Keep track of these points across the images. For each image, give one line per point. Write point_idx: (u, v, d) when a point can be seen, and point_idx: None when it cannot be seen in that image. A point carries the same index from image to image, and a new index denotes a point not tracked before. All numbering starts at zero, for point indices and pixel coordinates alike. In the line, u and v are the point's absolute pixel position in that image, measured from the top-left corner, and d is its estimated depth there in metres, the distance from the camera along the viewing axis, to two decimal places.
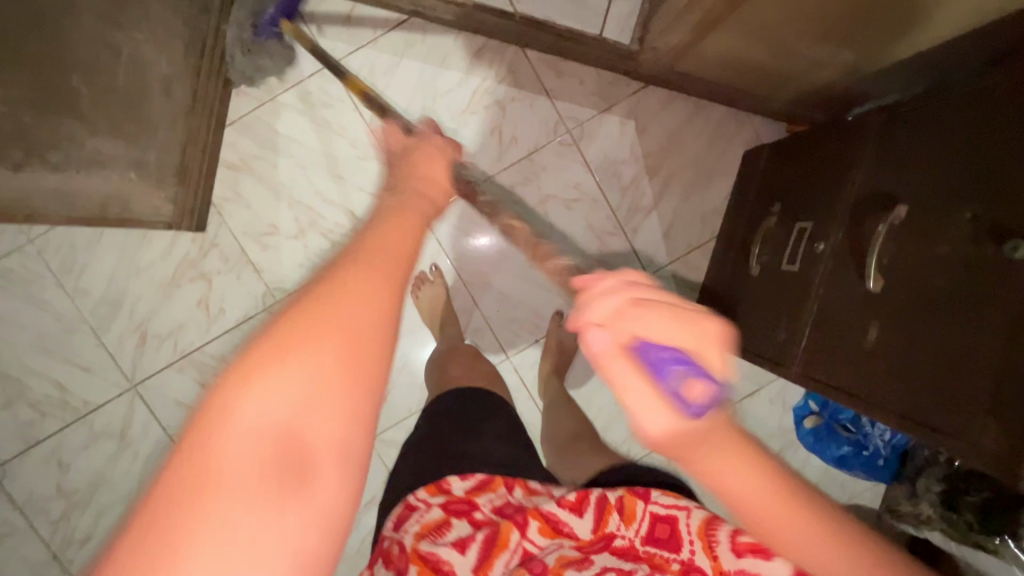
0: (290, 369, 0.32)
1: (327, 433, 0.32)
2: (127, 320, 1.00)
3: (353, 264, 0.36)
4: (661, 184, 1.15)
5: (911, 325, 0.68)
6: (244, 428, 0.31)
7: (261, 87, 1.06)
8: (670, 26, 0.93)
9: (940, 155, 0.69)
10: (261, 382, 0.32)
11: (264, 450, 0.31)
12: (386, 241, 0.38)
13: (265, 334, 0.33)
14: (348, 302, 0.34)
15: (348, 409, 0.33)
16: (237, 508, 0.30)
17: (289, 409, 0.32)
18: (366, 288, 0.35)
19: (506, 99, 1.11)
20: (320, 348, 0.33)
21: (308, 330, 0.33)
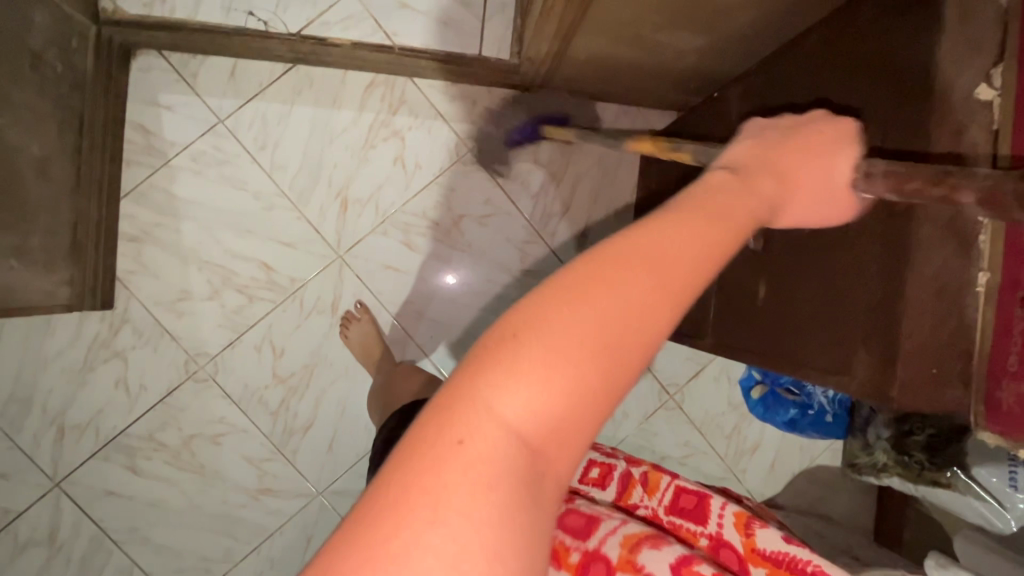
0: (636, 288, 0.32)
1: (629, 380, 0.31)
2: (42, 416, 1.02)
3: (637, 253, 0.33)
4: (570, 188, 1.14)
5: (789, 279, 0.62)
6: (596, 330, 0.31)
7: (151, 154, 1.04)
8: (536, 35, 0.92)
9: (790, 110, 0.67)
10: (605, 294, 0.31)
11: (588, 371, 0.30)
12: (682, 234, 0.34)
13: (610, 250, 0.33)
14: (620, 292, 0.31)
15: (646, 357, 0.32)
16: (523, 413, 0.30)
17: (609, 337, 0.31)
18: (700, 244, 0.34)
19: (402, 128, 1.09)
20: (669, 276, 0.33)
21: (663, 258, 0.33)
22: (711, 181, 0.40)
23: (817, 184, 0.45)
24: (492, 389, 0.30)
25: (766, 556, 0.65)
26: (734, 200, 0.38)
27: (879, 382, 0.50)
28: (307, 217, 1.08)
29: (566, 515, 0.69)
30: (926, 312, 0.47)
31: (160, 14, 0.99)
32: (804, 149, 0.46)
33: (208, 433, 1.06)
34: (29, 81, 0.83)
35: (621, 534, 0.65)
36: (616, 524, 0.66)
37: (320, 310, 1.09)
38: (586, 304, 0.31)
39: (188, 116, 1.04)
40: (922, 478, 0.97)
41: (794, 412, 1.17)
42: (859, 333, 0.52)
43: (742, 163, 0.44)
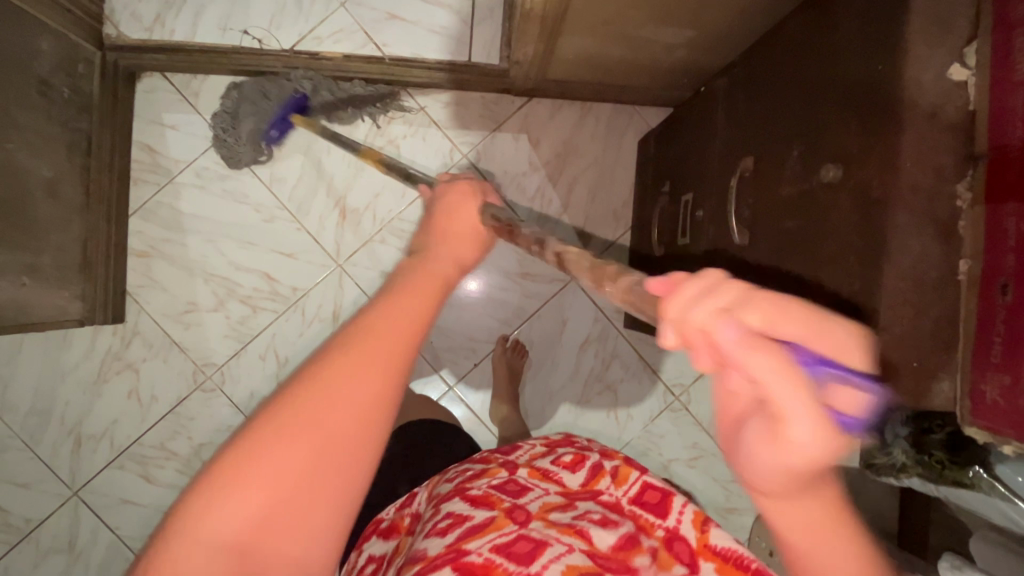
0: (336, 378, 0.34)
1: (347, 467, 0.33)
2: (60, 427, 1.06)
3: (352, 341, 0.35)
4: (566, 189, 1.14)
5: (776, 273, 0.60)
6: (283, 436, 0.32)
7: (158, 172, 1.08)
8: (521, 38, 0.93)
9: (768, 102, 0.64)
10: (292, 394, 0.34)
11: (285, 467, 0.32)
12: (391, 318, 0.37)
13: (339, 339, 0.36)
14: (334, 381, 0.34)
15: (365, 443, 0.34)
16: (229, 521, 0.31)
17: (319, 426, 0.33)
18: (410, 326, 0.37)
19: (397, 137, 1.10)
20: (356, 360, 0.35)
21: (366, 335, 0.35)
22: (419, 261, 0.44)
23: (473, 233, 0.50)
24: (201, 504, 0.31)
25: (717, 551, 0.64)
26: (429, 282, 0.41)
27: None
28: (307, 227, 1.10)
29: (513, 541, 0.59)
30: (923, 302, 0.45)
31: (161, 37, 1.02)
32: (446, 220, 0.51)
33: (216, 442, 1.09)
34: (36, 105, 0.87)
35: (565, 565, 0.56)
36: (562, 551, 0.58)
37: (322, 318, 1.11)
38: (294, 403, 0.33)
39: (192, 134, 1.08)
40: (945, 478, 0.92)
41: None
42: None
43: (419, 251, 0.46)
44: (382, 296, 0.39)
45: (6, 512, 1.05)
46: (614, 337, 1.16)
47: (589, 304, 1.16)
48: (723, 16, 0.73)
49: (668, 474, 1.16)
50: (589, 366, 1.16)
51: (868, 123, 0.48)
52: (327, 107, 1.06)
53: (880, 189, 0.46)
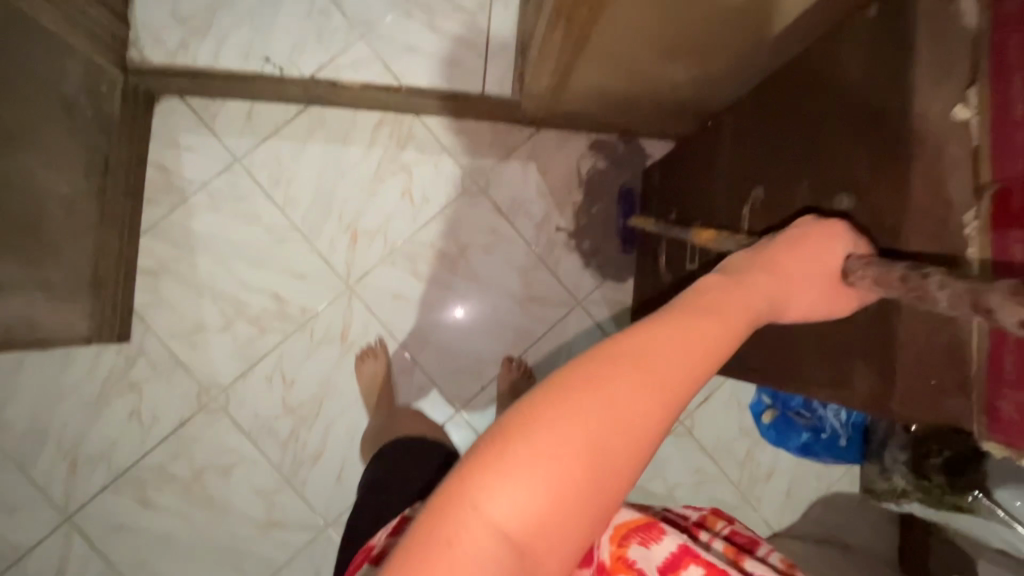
0: (622, 381, 0.35)
1: (620, 475, 0.34)
2: (57, 448, 1.04)
3: (639, 342, 0.37)
4: (573, 216, 1.17)
5: None
6: (581, 424, 0.34)
7: (171, 192, 1.09)
8: (535, 72, 0.97)
9: (777, 136, 0.68)
10: (584, 386, 0.35)
11: (578, 457, 0.33)
12: (666, 338, 0.38)
13: (620, 343, 0.37)
14: (627, 385, 0.35)
15: (642, 452, 0.35)
16: (516, 501, 0.32)
17: (613, 427, 0.34)
18: (698, 348, 0.38)
19: (410, 164, 1.13)
20: (654, 372, 0.36)
21: (653, 346, 0.37)
22: (707, 283, 0.46)
23: (811, 273, 0.51)
24: (493, 476, 0.33)
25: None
26: (729, 305, 0.43)
27: (877, 395, 0.50)
28: (320, 249, 1.11)
29: None
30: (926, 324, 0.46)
31: (183, 61, 1.05)
32: (788, 243, 0.53)
33: (218, 464, 1.07)
34: (57, 125, 0.88)
35: None
36: None
37: (331, 339, 1.11)
38: (588, 396, 0.34)
39: (207, 155, 1.10)
40: (946, 502, 0.92)
41: (806, 436, 1.15)
42: (855, 345, 0.53)
43: (744, 274, 0.49)
44: (671, 309, 0.41)
45: None
46: None
47: (594, 329, 1.17)
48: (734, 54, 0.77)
49: (672, 500, 1.16)
50: None
51: (879, 162, 0.53)
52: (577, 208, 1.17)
53: (896, 223, 0.51)
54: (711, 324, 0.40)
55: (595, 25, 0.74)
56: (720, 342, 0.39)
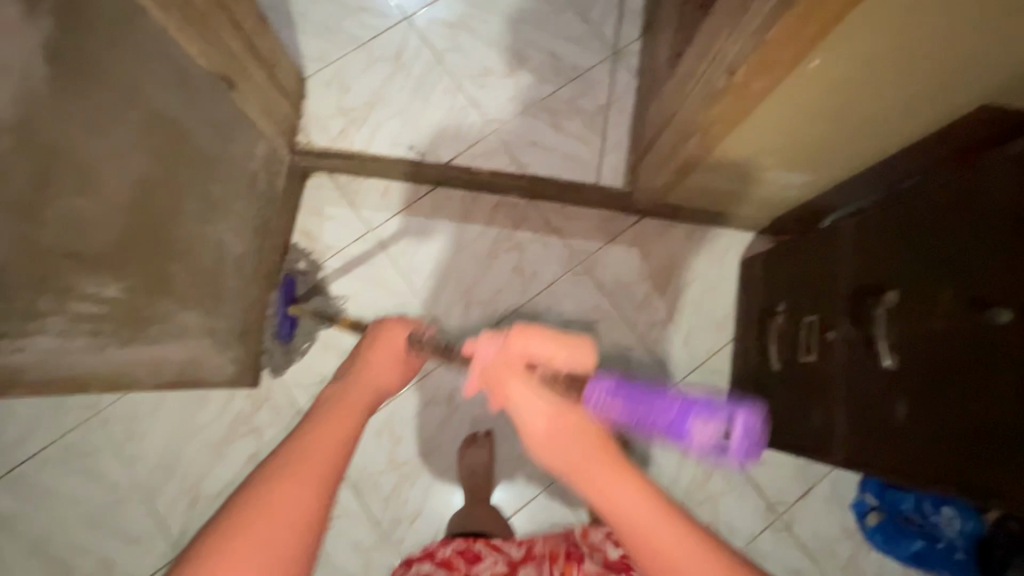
0: (285, 472, 0.47)
1: (304, 543, 0.45)
2: (181, 484, 1.11)
3: (302, 450, 0.49)
4: (672, 299, 1.23)
5: (934, 403, 0.65)
6: (338, 435, 0.51)
7: (311, 255, 1.22)
8: (655, 170, 1.07)
9: (911, 244, 0.73)
10: (276, 473, 0.47)
11: (314, 473, 0.47)
12: (321, 442, 0.50)
13: (304, 444, 0.49)
14: (293, 476, 0.47)
15: (307, 529, 0.46)
16: (263, 546, 0.43)
17: (287, 509, 0.45)
18: (335, 451, 0.50)
19: (523, 242, 1.23)
20: (346, 422, 0.53)
21: (317, 445, 0.49)
22: (337, 390, 0.60)
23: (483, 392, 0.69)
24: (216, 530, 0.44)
25: None
26: (332, 427, 0.52)
27: None
28: (436, 314, 1.21)
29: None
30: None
31: (341, 145, 1.21)
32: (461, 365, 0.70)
33: None
34: (243, 196, 1.03)
35: None
36: None
37: (438, 400, 1.17)
38: (277, 479, 0.46)
39: (346, 225, 1.23)
40: None
41: (920, 543, 1.09)
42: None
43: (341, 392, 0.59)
44: (329, 410, 0.54)
45: (113, 566, 1.08)
46: None
47: None
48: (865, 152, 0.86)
49: None
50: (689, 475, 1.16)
51: None
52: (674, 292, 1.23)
53: None
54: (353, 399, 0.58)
55: (745, 129, 0.85)
56: (344, 455, 0.50)
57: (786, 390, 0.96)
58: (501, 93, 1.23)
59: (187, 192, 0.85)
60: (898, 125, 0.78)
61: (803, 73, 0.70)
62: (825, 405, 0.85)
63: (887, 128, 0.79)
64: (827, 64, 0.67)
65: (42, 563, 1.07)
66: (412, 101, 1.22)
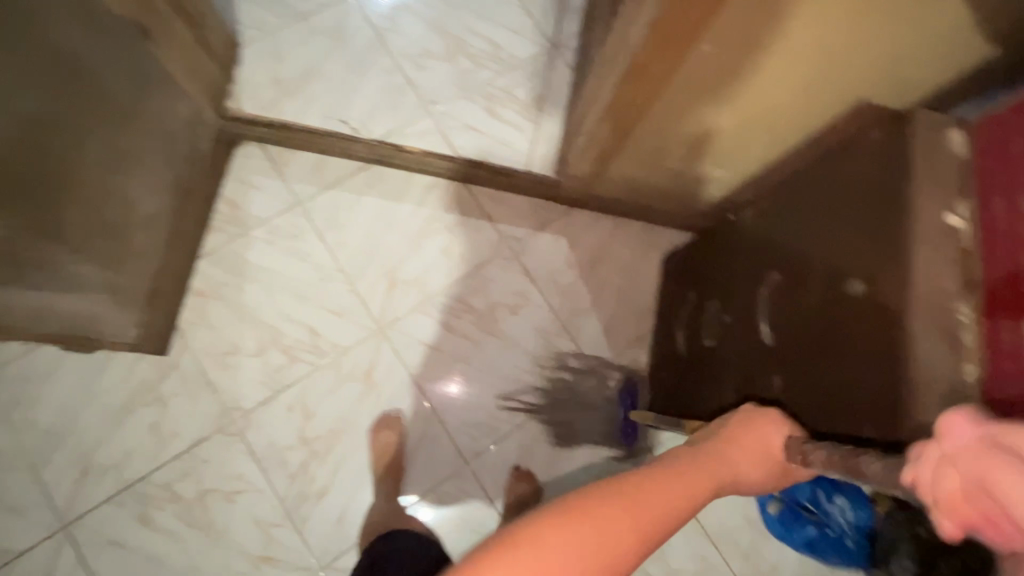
0: (528, 555, 0.43)
1: None
2: (72, 453, 1.05)
3: (544, 523, 0.45)
4: (597, 289, 1.25)
5: (802, 371, 0.69)
6: (661, 504, 0.51)
7: (234, 224, 1.19)
8: (578, 158, 1.10)
9: (794, 228, 0.77)
10: (517, 546, 0.44)
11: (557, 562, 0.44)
12: (573, 536, 0.45)
13: (552, 514, 0.46)
14: (535, 555, 0.43)
15: None
16: None
17: None
18: (581, 559, 0.44)
19: (452, 225, 1.24)
20: (682, 488, 0.54)
21: (569, 537, 0.45)
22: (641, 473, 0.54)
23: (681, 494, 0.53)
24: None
25: None
26: (592, 525, 0.46)
27: (892, 461, 0.54)
28: (359, 290, 1.19)
29: None
30: (928, 395, 0.53)
31: (273, 115, 1.20)
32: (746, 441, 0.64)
33: (224, 489, 1.07)
34: (159, 153, 1.00)
35: None
36: None
37: (355, 377, 1.15)
38: (524, 552, 0.43)
39: (274, 196, 1.21)
40: None
41: (812, 531, 1.12)
42: (867, 412, 0.58)
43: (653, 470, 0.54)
44: (583, 496, 0.48)
45: None
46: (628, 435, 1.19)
47: (608, 398, 1.20)
48: (765, 147, 0.91)
49: None
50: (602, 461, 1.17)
51: (881, 251, 0.61)
52: (599, 282, 1.26)
53: (897, 300, 0.57)
54: (659, 485, 0.52)
55: (654, 115, 0.88)
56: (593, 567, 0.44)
57: (689, 375, 0.99)
58: (439, 76, 1.24)
59: (89, 137, 0.82)
60: (790, 121, 0.84)
61: (695, 58, 0.74)
62: (716, 387, 0.88)
63: (781, 122, 0.84)
64: (716, 49, 0.72)
65: None
66: (349, 76, 1.22)
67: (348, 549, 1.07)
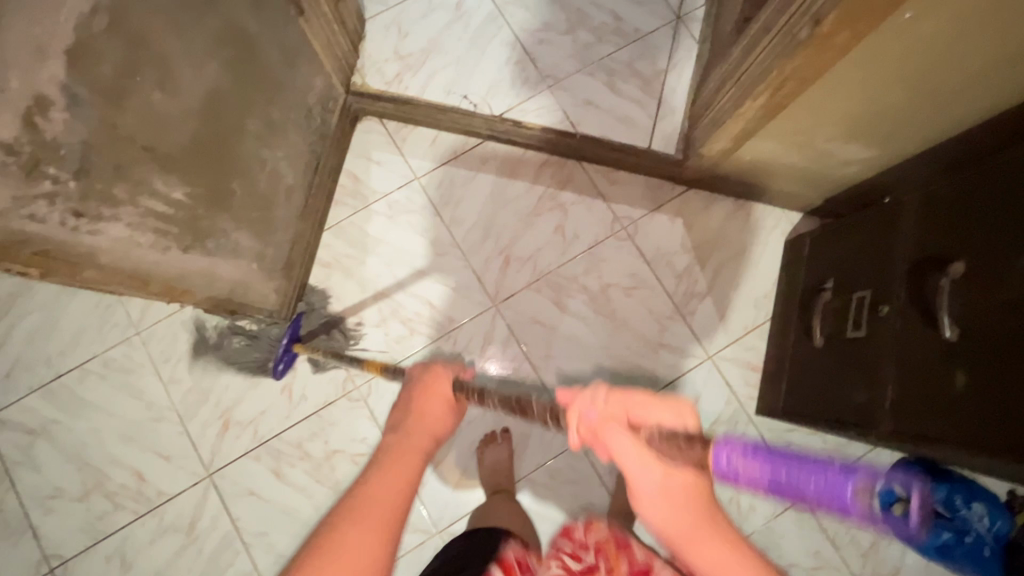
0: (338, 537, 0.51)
1: None
2: (214, 408, 1.14)
3: (345, 524, 0.52)
4: (713, 273, 1.21)
5: (1003, 377, 0.63)
6: (388, 486, 0.55)
7: (357, 198, 1.22)
8: (712, 132, 1.06)
9: (985, 214, 0.71)
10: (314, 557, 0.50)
11: (374, 523, 0.52)
12: (361, 506, 0.53)
13: (314, 560, 0.50)
14: (347, 549, 0.50)
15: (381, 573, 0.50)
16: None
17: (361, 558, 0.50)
18: (369, 532, 0.52)
19: (566, 203, 1.22)
20: (398, 473, 0.57)
21: (354, 524, 0.52)
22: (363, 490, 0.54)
23: (419, 447, 0.61)
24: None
25: None
26: (353, 519, 0.52)
27: None
28: (474, 266, 1.21)
29: None
30: None
31: (395, 90, 1.21)
32: (431, 387, 0.70)
33: (349, 451, 1.13)
34: (299, 127, 1.03)
35: None
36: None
37: (470, 351, 1.17)
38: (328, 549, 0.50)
39: (393, 171, 1.23)
40: None
41: (948, 536, 1.06)
42: None
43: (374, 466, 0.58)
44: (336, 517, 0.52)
45: (144, 480, 1.11)
46: (742, 423, 1.17)
47: (721, 384, 1.18)
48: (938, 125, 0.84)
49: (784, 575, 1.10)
50: None
51: None
52: (717, 266, 1.21)
53: None
54: (394, 473, 0.56)
55: (815, 91, 0.83)
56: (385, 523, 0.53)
57: (828, 365, 0.95)
58: (559, 50, 1.21)
59: (250, 110, 0.85)
60: (978, 96, 0.76)
61: (890, 30, 0.67)
62: (871, 380, 0.84)
63: (969, 98, 0.76)
64: (919, 20, 0.65)
65: (79, 470, 1.11)
66: (468, 50, 1.22)
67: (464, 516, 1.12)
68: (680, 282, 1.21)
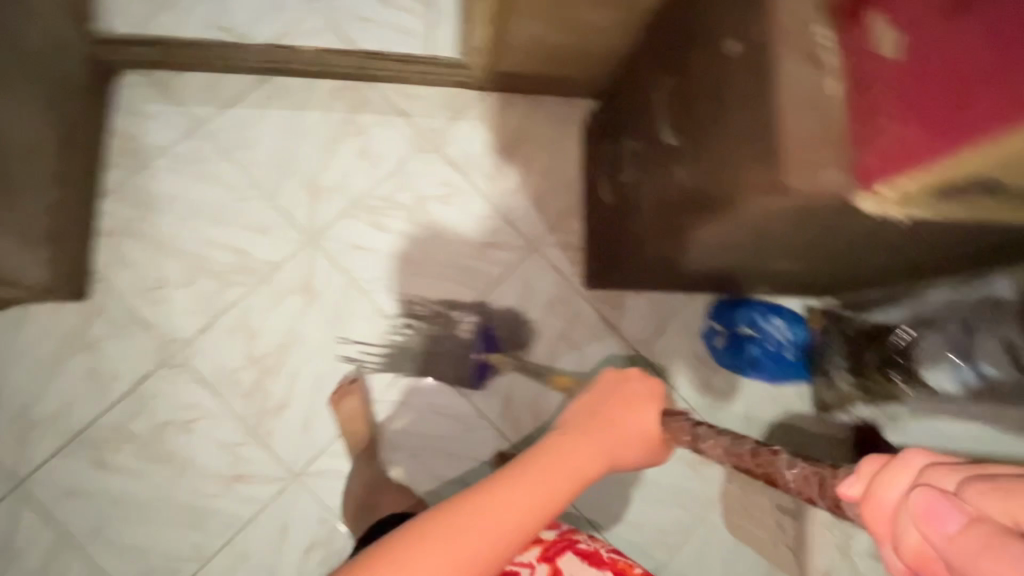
0: (460, 518, 0.52)
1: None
2: (7, 414, 1.01)
3: (485, 487, 0.54)
4: (522, 168, 1.26)
5: (697, 155, 0.70)
6: (562, 473, 0.58)
7: (134, 157, 1.12)
8: (477, 22, 1.08)
9: (679, 26, 0.78)
10: (462, 501, 0.53)
11: (500, 511, 0.53)
12: (511, 498, 0.54)
13: (504, 486, 0.55)
14: (473, 520, 0.52)
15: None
16: None
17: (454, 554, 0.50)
18: (516, 517, 0.53)
19: (367, 125, 1.20)
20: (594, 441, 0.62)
21: (504, 496, 0.54)
22: (558, 442, 0.61)
23: (626, 436, 0.64)
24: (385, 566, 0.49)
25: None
26: (566, 462, 0.59)
27: (771, 179, 0.56)
28: (280, 205, 1.16)
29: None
30: (803, 107, 0.54)
31: (147, 32, 1.12)
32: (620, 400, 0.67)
33: (180, 420, 1.05)
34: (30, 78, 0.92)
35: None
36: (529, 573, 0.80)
37: (295, 291, 1.13)
38: (451, 517, 0.52)
39: (170, 122, 1.14)
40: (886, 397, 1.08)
41: (756, 351, 1.23)
42: (745, 150, 0.60)
43: (577, 424, 0.64)
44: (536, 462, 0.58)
45: None
46: (575, 300, 1.23)
47: (549, 270, 1.23)
48: None
49: None
50: (554, 330, 1.21)
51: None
52: (525, 161, 1.26)
53: (761, 35, 0.58)
54: (595, 434, 0.62)
55: None
56: (543, 500, 0.55)
57: (618, 216, 1.02)
58: None
59: None
60: None
61: None
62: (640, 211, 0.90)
63: None
64: None
65: None
66: None
67: (320, 454, 1.08)
68: (494, 183, 1.24)
